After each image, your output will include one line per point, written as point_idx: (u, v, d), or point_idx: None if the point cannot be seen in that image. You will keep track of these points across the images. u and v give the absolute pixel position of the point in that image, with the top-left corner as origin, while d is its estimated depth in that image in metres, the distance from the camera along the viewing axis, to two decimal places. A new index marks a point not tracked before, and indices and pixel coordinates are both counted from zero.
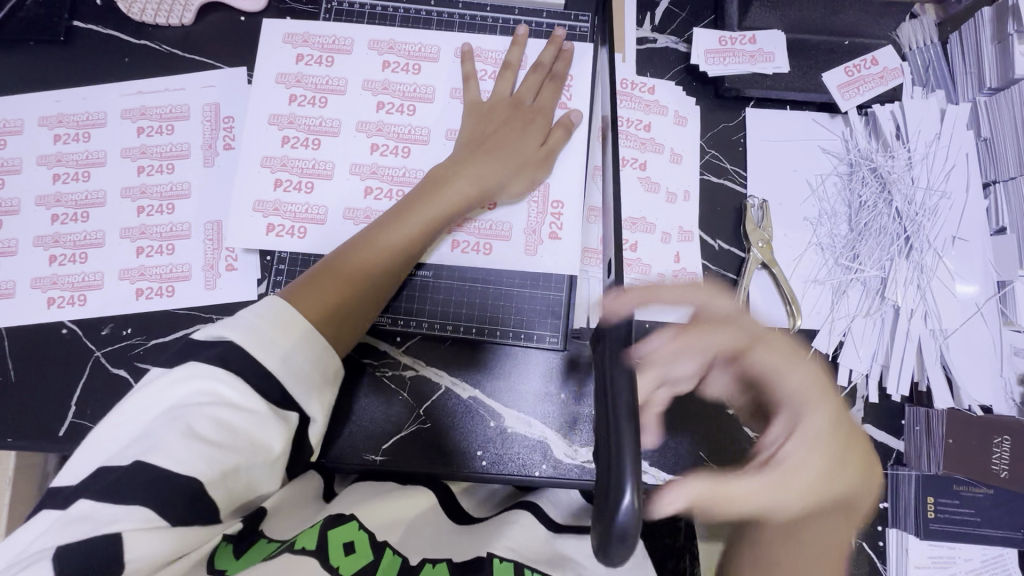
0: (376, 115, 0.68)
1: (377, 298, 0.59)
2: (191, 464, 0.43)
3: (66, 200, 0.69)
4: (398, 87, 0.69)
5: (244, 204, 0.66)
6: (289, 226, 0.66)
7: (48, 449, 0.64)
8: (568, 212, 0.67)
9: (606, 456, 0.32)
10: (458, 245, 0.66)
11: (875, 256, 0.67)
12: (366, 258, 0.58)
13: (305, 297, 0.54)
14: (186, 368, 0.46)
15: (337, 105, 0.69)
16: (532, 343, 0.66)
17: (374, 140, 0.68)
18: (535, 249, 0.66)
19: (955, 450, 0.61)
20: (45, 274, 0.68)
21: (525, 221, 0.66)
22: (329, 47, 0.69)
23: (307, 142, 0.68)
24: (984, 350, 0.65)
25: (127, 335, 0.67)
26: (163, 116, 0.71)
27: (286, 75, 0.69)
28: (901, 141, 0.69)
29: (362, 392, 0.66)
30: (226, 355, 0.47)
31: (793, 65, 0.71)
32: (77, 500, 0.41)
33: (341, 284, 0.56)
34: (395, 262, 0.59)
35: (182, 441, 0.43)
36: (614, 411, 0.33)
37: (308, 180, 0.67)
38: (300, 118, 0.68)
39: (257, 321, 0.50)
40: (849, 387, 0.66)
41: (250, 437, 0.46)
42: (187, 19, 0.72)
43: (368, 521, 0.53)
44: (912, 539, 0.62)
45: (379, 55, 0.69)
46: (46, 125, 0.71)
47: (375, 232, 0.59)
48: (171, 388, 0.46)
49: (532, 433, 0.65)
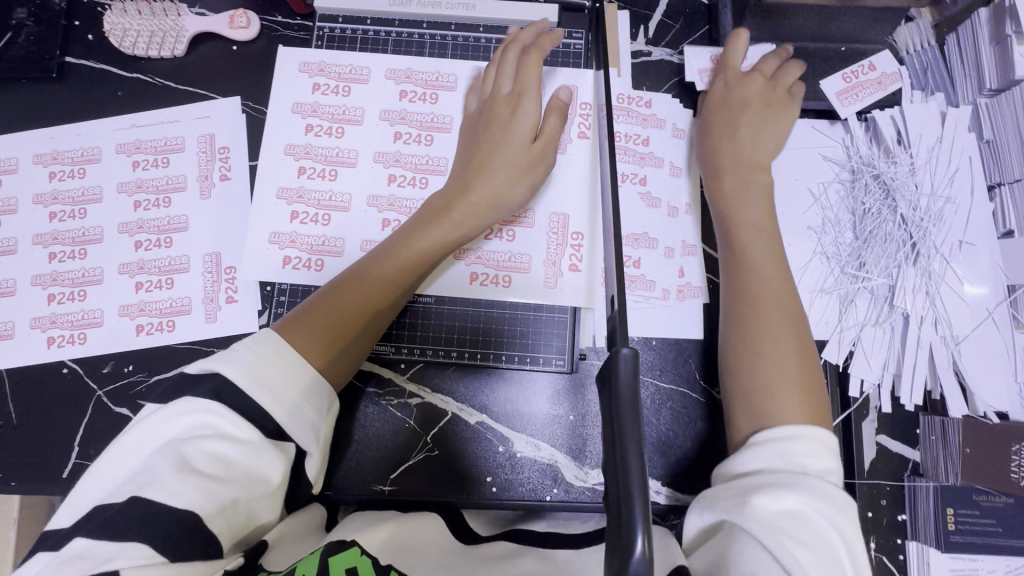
0: (394, 145, 0.68)
1: (373, 332, 0.58)
2: (189, 497, 0.42)
3: (63, 238, 0.69)
4: (415, 116, 0.69)
5: (260, 236, 0.67)
6: (306, 259, 0.66)
7: (52, 491, 0.63)
8: (588, 243, 0.67)
9: (617, 500, 0.33)
10: (477, 278, 0.67)
11: (882, 264, 0.66)
12: (372, 284, 0.57)
13: (298, 335, 0.53)
14: (182, 403, 0.46)
15: (353, 136, 0.69)
16: (539, 366, 0.66)
17: (391, 171, 0.68)
18: (555, 282, 0.67)
19: (973, 461, 0.60)
20: (45, 313, 0.67)
21: (544, 253, 0.67)
22: (346, 77, 0.70)
23: (323, 173, 0.68)
24: (997, 356, 0.64)
25: (128, 373, 0.66)
26: (158, 149, 0.71)
27: (301, 105, 0.69)
28: (902, 147, 0.68)
29: (366, 422, 0.65)
30: (221, 391, 0.47)
31: None
32: (77, 537, 0.40)
33: (345, 320, 0.55)
34: (397, 293, 0.58)
35: (177, 475, 0.43)
36: (623, 458, 0.33)
37: (325, 212, 0.67)
38: (317, 148, 0.68)
39: (252, 356, 0.49)
40: (861, 398, 0.65)
41: (249, 470, 0.46)
42: (179, 50, 0.72)
43: (372, 547, 0.50)
44: (933, 552, 0.61)
45: (396, 84, 0.69)
46: (41, 162, 0.71)
47: (383, 256, 0.59)
48: (174, 420, 0.45)
49: (541, 457, 0.64)
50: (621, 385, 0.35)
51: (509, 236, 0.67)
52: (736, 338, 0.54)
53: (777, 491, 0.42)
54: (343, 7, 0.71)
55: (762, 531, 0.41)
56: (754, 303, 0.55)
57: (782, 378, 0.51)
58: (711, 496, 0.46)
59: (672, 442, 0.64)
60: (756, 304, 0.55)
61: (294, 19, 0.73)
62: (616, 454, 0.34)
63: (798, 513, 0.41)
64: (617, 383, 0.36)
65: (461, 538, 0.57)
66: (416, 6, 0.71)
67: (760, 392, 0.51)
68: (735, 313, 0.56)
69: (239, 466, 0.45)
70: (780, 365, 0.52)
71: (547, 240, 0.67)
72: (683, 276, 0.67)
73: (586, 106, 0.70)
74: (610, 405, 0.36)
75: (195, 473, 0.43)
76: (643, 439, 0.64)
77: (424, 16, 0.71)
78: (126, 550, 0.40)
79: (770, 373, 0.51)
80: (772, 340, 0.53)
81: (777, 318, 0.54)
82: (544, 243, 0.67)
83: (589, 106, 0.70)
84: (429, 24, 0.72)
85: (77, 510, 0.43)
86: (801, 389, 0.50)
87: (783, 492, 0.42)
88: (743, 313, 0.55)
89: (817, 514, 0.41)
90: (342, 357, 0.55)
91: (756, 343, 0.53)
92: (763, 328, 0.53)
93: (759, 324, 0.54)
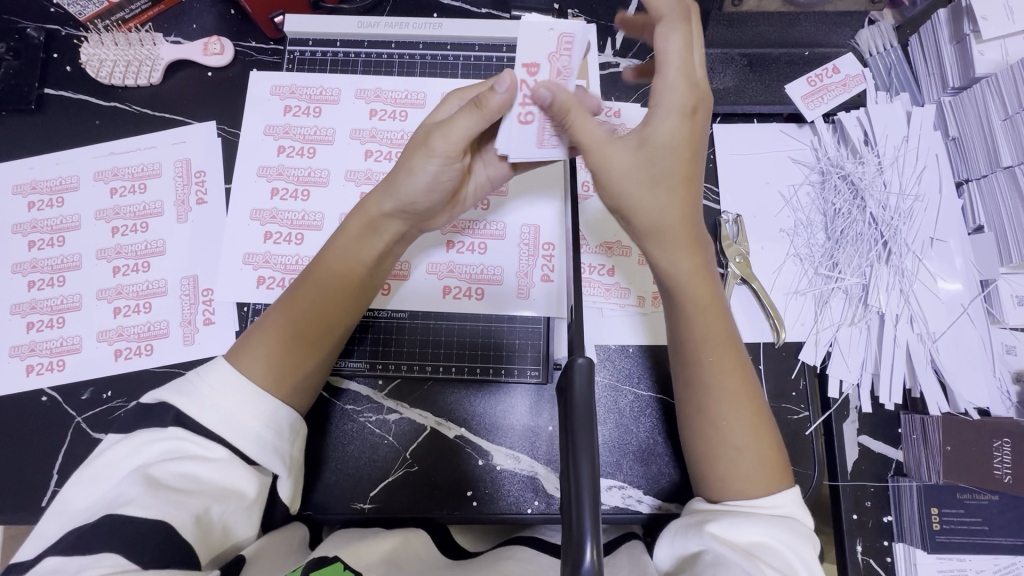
0: (365, 163, 0.69)
1: (338, 346, 0.57)
2: (160, 514, 0.42)
3: (42, 265, 0.70)
4: (385, 134, 0.70)
5: (235, 257, 0.67)
6: (280, 278, 0.67)
7: (31, 520, 0.63)
8: (559, 253, 0.68)
9: (567, 505, 0.33)
10: (450, 291, 0.67)
11: (855, 264, 0.67)
12: (301, 318, 0.54)
13: (250, 359, 0.51)
14: (145, 433, 0.46)
15: (325, 155, 0.70)
16: (515, 378, 0.66)
17: (363, 189, 0.69)
18: (528, 293, 0.67)
19: (954, 458, 0.59)
20: (23, 341, 0.68)
21: (516, 265, 0.68)
22: (317, 98, 0.71)
23: (296, 194, 0.69)
24: (974, 351, 0.64)
25: (107, 398, 0.66)
26: (135, 175, 0.72)
27: (274, 127, 0.70)
28: (869, 146, 0.69)
29: (344, 439, 0.65)
30: (181, 416, 0.47)
31: (756, 79, 0.71)
32: (47, 557, 0.40)
33: (291, 347, 0.53)
34: (333, 318, 0.55)
35: (146, 492, 0.43)
36: (575, 458, 0.33)
37: (299, 232, 0.68)
38: (289, 169, 0.69)
39: (225, 377, 0.49)
40: (841, 398, 0.65)
41: (220, 484, 0.46)
42: (155, 78, 0.73)
43: (353, 561, 0.49)
44: (920, 553, 0.60)
45: (367, 104, 0.71)
46: (20, 193, 0.71)
47: (302, 291, 0.55)
48: (148, 444, 0.46)
49: (521, 469, 0.64)
50: (576, 391, 0.36)
51: (481, 248, 0.68)
52: (691, 401, 0.53)
53: (745, 525, 0.46)
54: (313, 30, 0.72)
55: (735, 553, 0.44)
56: (697, 360, 0.53)
57: (750, 461, 0.50)
58: (682, 526, 0.48)
59: (652, 450, 0.64)
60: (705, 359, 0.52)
61: (267, 44, 0.75)
62: (571, 464, 0.34)
63: (762, 543, 0.45)
64: (572, 391, 0.36)
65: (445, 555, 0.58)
66: (384, 27, 0.72)
67: (721, 454, 0.51)
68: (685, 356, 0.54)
69: (207, 481, 0.46)
70: (736, 431, 0.51)
71: (519, 252, 0.68)
72: (657, 282, 0.67)
73: None
74: (565, 412, 0.36)
75: (166, 489, 0.44)
76: (622, 447, 0.64)
77: (392, 37, 0.73)
78: (96, 559, 0.40)
79: (721, 422, 0.51)
80: (730, 397, 0.52)
81: (724, 357, 0.53)
82: (516, 255, 0.68)
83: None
84: (398, 44, 0.73)
85: (49, 532, 0.43)
86: (766, 472, 0.50)
87: (750, 524, 0.46)
88: (690, 376, 0.53)
89: (782, 544, 0.45)
90: (305, 381, 0.54)
91: (715, 403, 0.52)
92: (719, 379, 0.52)
93: (713, 380, 0.52)
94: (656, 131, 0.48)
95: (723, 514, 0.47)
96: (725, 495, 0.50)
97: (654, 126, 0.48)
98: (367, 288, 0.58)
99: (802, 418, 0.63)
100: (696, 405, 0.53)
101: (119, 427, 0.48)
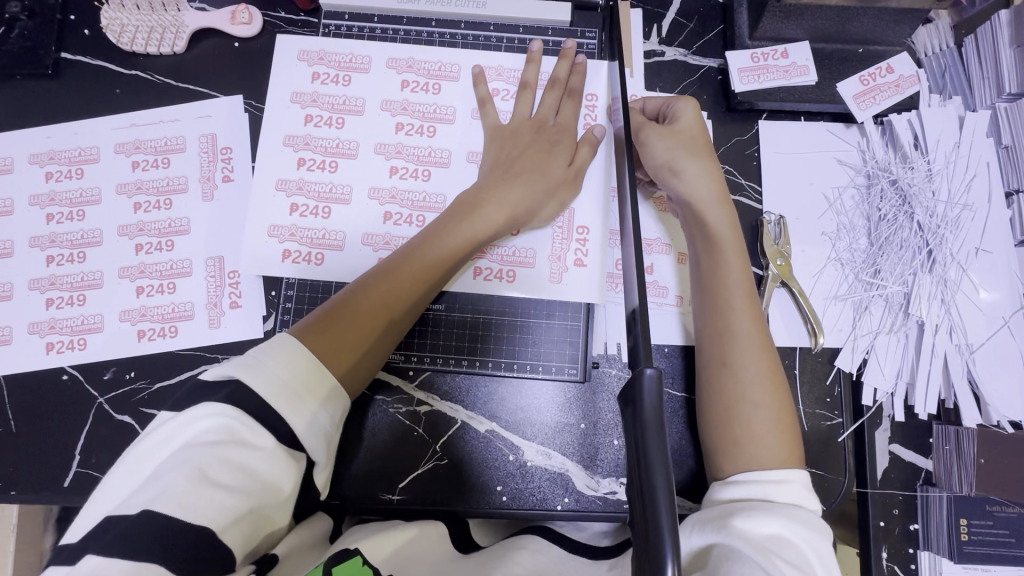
0: (397, 136, 0.67)
1: (400, 329, 0.59)
2: (205, 512, 0.40)
3: (61, 240, 0.67)
4: (418, 107, 0.68)
5: (259, 229, 0.65)
6: (306, 252, 0.65)
7: (54, 501, 0.62)
8: (594, 238, 0.66)
9: (644, 524, 0.32)
10: (481, 272, 0.66)
11: (898, 271, 0.66)
12: (379, 299, 0.56)
13: (319, 334, 0.52)
14: (192, 411, 0.45)
15: (355, 126, 0.67)
16: (550, 375, 0.65)
17: (394, 162, 0.66)
18: (560, 277, 0.65)
19: (988, 471, 0.59)
20: (43, 318, 0.66)
21: (550, 248, 0.66)
22: (347, 65, 0.68)
23: (324, 165, 0.66)
24: (1011, 364, 0.63)
25: (131, 379, 0.65)
26: (158, 149, 0.69)
27: (302, 94, 0.67)
28: (919, 152, 0.67)
29: (376, 428, 0.64)
30: (235, 394, 0.46)
31: (822, 74, 0.68)
32: (87, 555, 0.38)
33: (359, 325, 0.54)
34: (411, 303, 0.58)
35: (192, 485, 0.41)
36: (649, 478, 0.32)
37: (326, 205, 0.66)
38: (317, 139, 0.67)
39: (274, 365, 0.48)
40: (874, 406, 0.64)
41: (265, 479, 0.44)
42: (179, 47, 0.70)
43: (372, 556, 0.50)
44: (946, 562, 0.61)
45: (399, 74, 0.68)
46: (37, 162, 0.68)
47: (381, 275, 0.57)
48: (197, 421, 0.44)
49: (552, 465, 0.64)
50: (645, 405, 0.34)
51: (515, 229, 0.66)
52: (714, 357, 0.57)
53: (761, 517, 0.46)
54: (350, 4, 0.70)
55: (750, 548, 0.43)
56: (732, 315, 0.57)
57: (768, 453, 0.52)
58: (697, 521, 0.48)
59: (682, 453, 0.63)
60: (738, 372, 0.55)
61: (298, 15, 0.72)
62: (647, 498, 0.32)
63: (779, 537, 0.45)
64: (642, 404, 0.34)
65: (461, 549, 0.58)
66: (424, 4, 0.69)
67: (745, 452, 0.53)
68: (716, 363, 0.57)
69: (257, 473, 0.44)
70: (756, 421, 0.53)
71: (552, 235, 0.66)
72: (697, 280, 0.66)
73: (594, 95, 0.69)
74: (634, 426, 0.34)
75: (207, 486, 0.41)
76: None
77: (433, 14, 0.70)
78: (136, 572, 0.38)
79: (746, 372, 0.55)
80: (757, 391, 0.55)
81: (756, 348, 0.56)
82: (549, 237, 0.66)
83: (596, 96, 0.69)
84: (438, 22, 0.70)
85: (86, 527, 0.41)
86: (784, 454, 0.52)
87: (767, 517, 0.46)
88: (718, 331, 0.57)
89: (800, 540, 0.45)
90: (364, 359, 0.55)
91: (748, 400, 0.54)
92: (746, 370, 0.55)
93: (746, 368, 0.55)
94: (687, 130, 0.62)
95: (743, 508, 0.47)
96: (743, 468, 0.52)
97: (682, 126, 0.62)
98: (442, 282, 0.60)
99: (834, 425, 0.63)
100: (723, 400, 0.55)
101: (173, 404, 0.46)
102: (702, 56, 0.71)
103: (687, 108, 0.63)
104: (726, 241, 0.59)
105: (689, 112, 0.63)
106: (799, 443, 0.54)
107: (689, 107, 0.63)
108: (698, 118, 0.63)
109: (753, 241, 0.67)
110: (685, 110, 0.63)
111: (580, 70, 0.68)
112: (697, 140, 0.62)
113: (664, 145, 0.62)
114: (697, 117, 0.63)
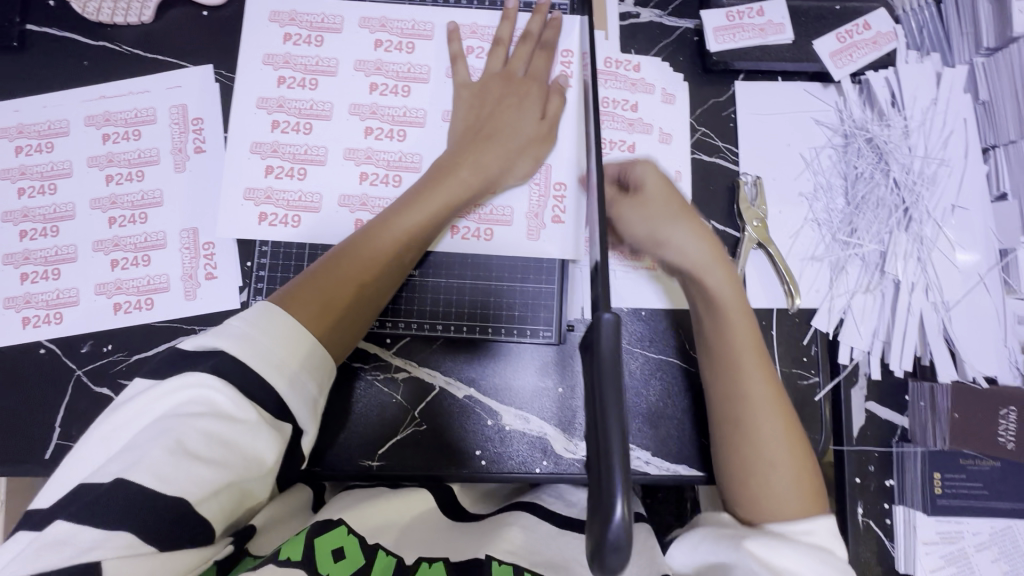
0: (370, 97, 0.66)
1: (381, 296, 0.58)
2: (179, 484, 0.40)
3: (34, 215, 0.67)
4: (391, 66, 0.67)
5: (233, 193, 0.65)
6: (283, 215, 0.65)
7: (35, 473, 0.62)
8: (571, 194, 0.66)
9: (598, 457, 0.31)
10: (459, 232, 0.65)
11: (874, 230, 0.65)
12: (356, 266, 0.56)
13: (298, 301, 0.52)
14: (172, 381, 0.44)
15: (327, 88, 0.66)
16: (527, 338, 0.65)
17: (368, 124, 0.66)
18: (538, 234, 0.65)
19: (960, 424, 0.60)
20: (18, 293, 0.66)
21: (527, 205, 0.66)
22: (319, 26, 0.67)
23: (298, 127, 0.66)
24: (986, 320, 0.64)
25: (108, 352, 0.65)
26: (129, 120, 0.68)
27: (273, 56, 0.66)
28: (896, 109, 0.67)
29: (354, 395, 0.64)
30: (221, 365, 0.44)
31: (798, 32, 0.68)
32: (57, 521, 0.38)
33: (338, 289, 0.54)
34: (387, 269, 0.57)
35: (169, 458, 0.40)
36: (603, 411, 0.32)
37: (301, 166, 0.65)
38: (290, 101, 0.66)
39: (253, 330, 0.47)
40: (850, 364, 0.64)
41: (246, 451, 0.43)
42: (146, 16, 0.69)
43: (358, 526, 0.50)
44: (919, 515, 0.62)
45: (371, 34, 0.67)
46: (6, 136, 0.68)
47: (357, 244, 0.57)
48: (177, 392, 0.43)
49: (531, 429, 0.64)
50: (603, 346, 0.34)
51: None
52: (725, 418, 0.55)
53: (779, 546, 0.47)
54: None
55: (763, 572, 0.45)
56: (737, 376, 0.55)
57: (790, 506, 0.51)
58: (713, 535, 0.50)
59: (662, 413, 0.64)
60: (748, 430, 0.54)
61: None
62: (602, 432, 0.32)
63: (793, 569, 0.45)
64: (599, 344, 0.34)
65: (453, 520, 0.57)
66: None
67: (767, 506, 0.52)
68: (725, 424, 0.55)
69: (234, 445, 0.43)
70: (773, 477, 0.52)
71: (529, 192, 0.66)
72: None
73: (569, 51, 0.68)
74: (592, 367, 0.34)
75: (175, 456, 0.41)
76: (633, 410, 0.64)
77: None
78: (106, 539, 0.38)
79: (758, 426, 0.54)
80: (771, 442, 0.53)
81: (765, 399, 0.54)
82: (526, 194, 0.66)
83: (571, 53, 0.68)
84: None
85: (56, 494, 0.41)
86: (801, 495, 0.52)
87: (783, 547, 0.46)
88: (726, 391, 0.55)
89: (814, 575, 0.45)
90: (344, 324, 0.54)
91: (762, 455, 0.53)
92: (758, 426, 0.54)
93: (757, 430, 0.54)
94: (654, 186, 0.58)
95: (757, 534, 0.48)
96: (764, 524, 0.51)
97: (649, 188, 0.58)
98: (420, 248, 0.60)
99: (811, 384, 0.63)
100: (741, 459, 0.54)
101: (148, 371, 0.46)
102: (678, 17, 0.70)
103: (646, 170, 0.59)
104: (719, 298, 0.57)
105: (650, 170, 0.59)
106: (819, 484, 0.54)
107: (648, 168, 0.59)
108: (661, 177, 0.59)
109: (730, 202, 0.66)
110: (647, 172, 0.59)
111: (556, 24, 0.67)
112: (670, 199, 0.58)
113: (643, 220, 0.57)
114: (660, 177, 0.59)
